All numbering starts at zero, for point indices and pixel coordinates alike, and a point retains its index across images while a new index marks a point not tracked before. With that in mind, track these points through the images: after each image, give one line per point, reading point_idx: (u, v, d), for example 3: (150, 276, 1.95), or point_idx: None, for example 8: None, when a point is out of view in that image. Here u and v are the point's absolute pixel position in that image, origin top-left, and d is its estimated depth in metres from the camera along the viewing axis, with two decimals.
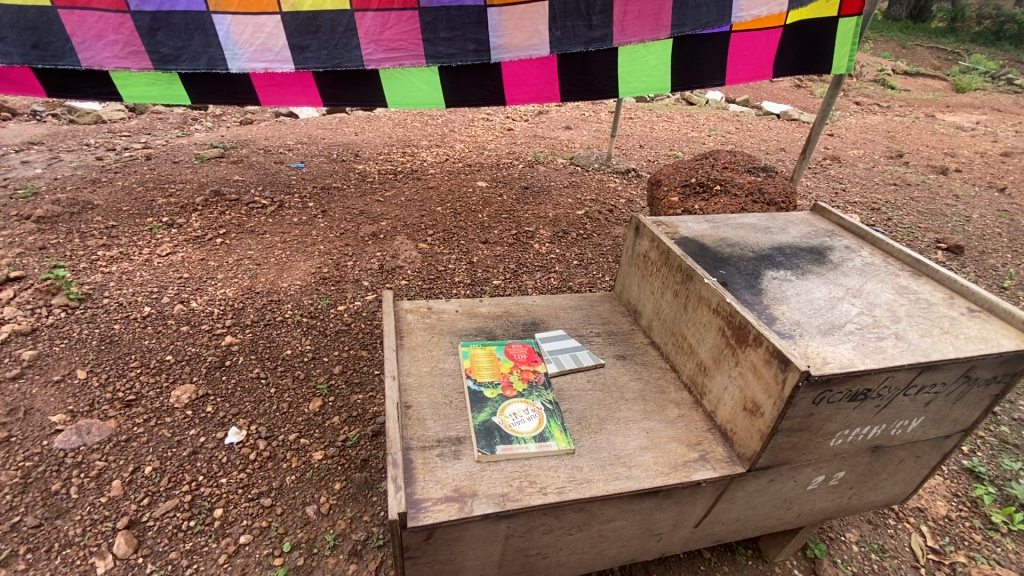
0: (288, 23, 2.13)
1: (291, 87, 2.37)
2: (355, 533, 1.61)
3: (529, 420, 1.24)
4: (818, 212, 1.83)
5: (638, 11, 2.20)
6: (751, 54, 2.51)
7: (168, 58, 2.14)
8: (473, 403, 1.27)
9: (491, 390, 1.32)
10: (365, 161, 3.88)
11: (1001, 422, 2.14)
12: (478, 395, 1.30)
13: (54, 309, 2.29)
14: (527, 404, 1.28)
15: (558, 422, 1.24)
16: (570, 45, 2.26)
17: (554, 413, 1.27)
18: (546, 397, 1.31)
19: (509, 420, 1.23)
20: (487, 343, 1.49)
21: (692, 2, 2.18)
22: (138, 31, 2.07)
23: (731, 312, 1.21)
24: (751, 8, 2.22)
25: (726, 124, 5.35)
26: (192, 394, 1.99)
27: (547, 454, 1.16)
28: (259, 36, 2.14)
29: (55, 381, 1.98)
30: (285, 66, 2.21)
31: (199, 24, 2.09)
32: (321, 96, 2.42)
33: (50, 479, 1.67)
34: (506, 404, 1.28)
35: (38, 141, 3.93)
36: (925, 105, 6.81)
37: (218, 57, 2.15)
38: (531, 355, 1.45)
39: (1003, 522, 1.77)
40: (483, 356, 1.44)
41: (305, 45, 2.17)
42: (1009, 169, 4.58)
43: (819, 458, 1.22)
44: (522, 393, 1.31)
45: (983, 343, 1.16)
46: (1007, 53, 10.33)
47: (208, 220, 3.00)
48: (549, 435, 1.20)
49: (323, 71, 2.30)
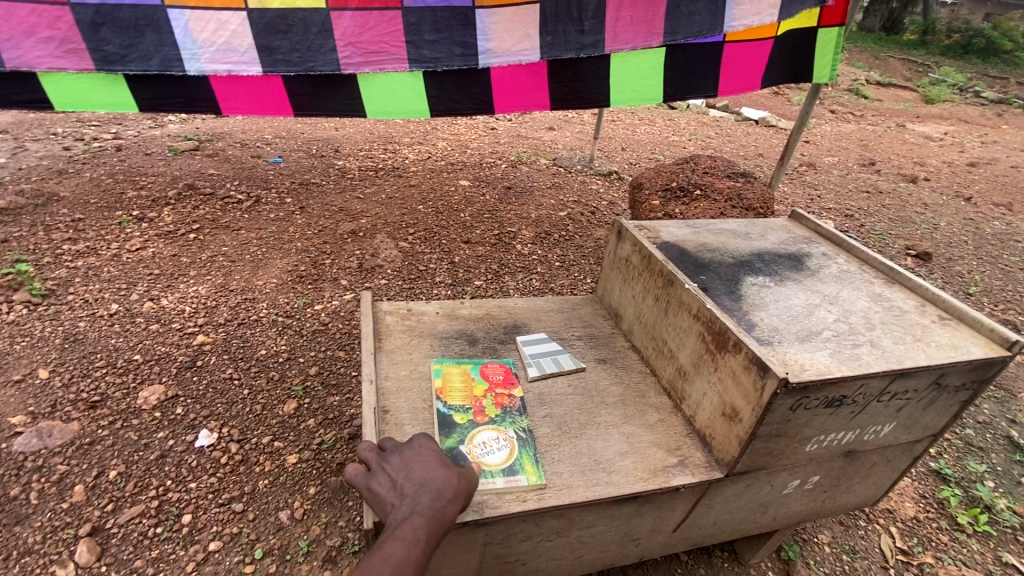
0: (255, 21, 2.09)
1: (255, 94, 2.29)
2: (330, 539, 1.57)
3: (500, 450, 1.16)
4: (796, 219, 1.86)
5: (630, 18, 2.23)
6: (741, 67, 2.55)
7: (113, 57, 2.09)
8: (441, 431, 1.18)
9: (461, 414, 1.24)
10: (344, 157, 3.82)
11: (967, 425, 2.20)
12: (448, 419, 1.22)
13: (14, 306, 2.19)
14: (498, 432, 1.20)
15: (530, 453, 1.16)
16: (560, 51, 2.27)
17: (528, 443, 1.18)
18: (519, 424, 1.24)
19: (479, 449, 1.15)
20: (461, 361, 1.41)
21: (685, 11, 2.21)
22: (79, 25, 2.01)
23: (711, 318, 1.21)
24: (742, 18, 2.26)
25: (706, 129, 5.43)
26: (161, 395, 1.93)
27: (516, 490, 1.08)
28: (222, 34, 2.10)
29: (15, 381, 1.89)
30: (250, 69, 2.18)
31: (151, 20, 2.04)
32: (293, 106, 2.34)
33: (8, 484, 1.60)
34: (475, 432, 1.19)
35: (0, 129, 3.77)
36: (897, 115, 7.02)
37: (173, 57, 2.11)
38: (508, 377, 1.37)
39: (969, 523, 1.83)
40: (456, 375, 1.35)
41: (275, 45, 2.14)
42: (975, 179, 4.75)
43: (795, 463, 1.23)
44: (495, 420, 1.23)
45: (953, 350, 1.19)
46: (974, 66, 10.72)
47: (181, 214, 2.91)
48: (518, 468, 1.12)
49: (293, 76, 2.26)
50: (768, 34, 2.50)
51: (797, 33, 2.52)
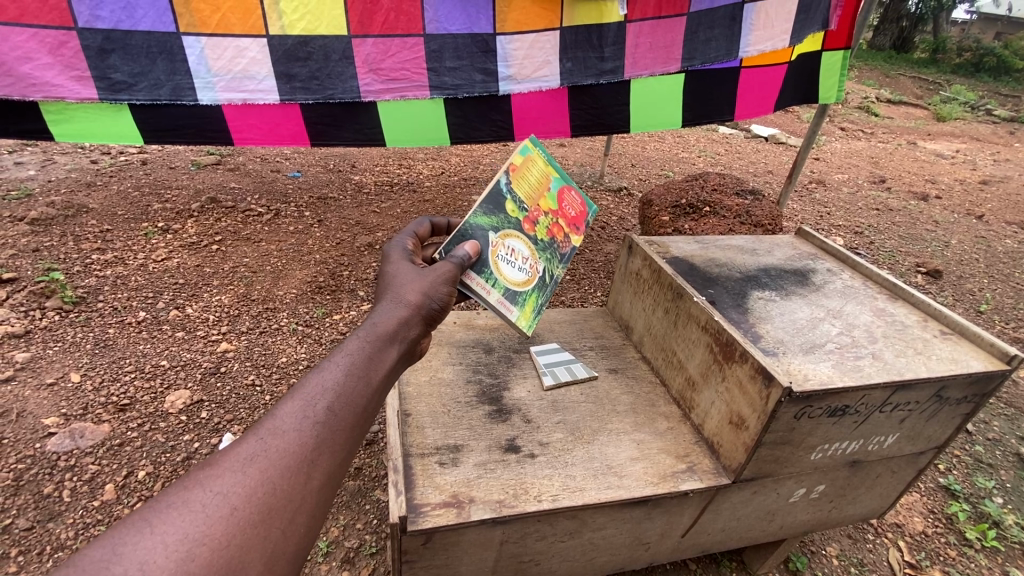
0: (275, 47, 2.20)
1: (277, 123, 2.42)
2: (348, 541, 1.62)
3: (520, 272, 1.29)
4: (802, 236, 1.91)
5: (649, 44, 2.33)
6: (757, 90, 2.65)
7: (120, 85, 2.18)
8: (485, 204, 1.26)
9: (513, 208, 1.30)
10: (361, 172, 3.93)
11: (976, 441, 2.21)
12: (502, 200, 1.29)
13: (47, 312, 2.29)
14: (529, 255, 1.32)
15: (536, 299, 1.32)
16: (580, 77, 2.38)
17: (542, 289, 1.34)
18: (553, 267, 1.36)
19: (503, 254, 1.27)
20: (552, 166, 1.38)
21: (702, 37, 2.33)
22: (86, 51, 2.09)
23: (719, 330, 1.27)
24: (757, 44, 2.37)
25: (716, 146, 5.50)
26: (187, 399, 2.00)
27: (503, 313, 1.25)
28: (239, 61, 2.21)
29: (48, 384, 1.98)
30: (266, 95, 2.29)
31: (164, 47, 2.14)
32: (308, 134, 2.47)
33: (42, 482, 1.68)
34: (511, 234, 1.29)
35: (32, 143, 3.93)
36: (907, 133, 7.06)
37: (185, 85, 2.22)
38: (578, 217, 1.41)
39: (977, 539, 1.84)
40: (537, 170, 1.35)
41: (294, 72, 2.27)
42: (987, 197, 4.76)
43: (800, 472, 1.28)
44: (536, 244, 1.34)
45: (953, 364, 1.24)
46: (986, 85, 10.75)
47: (204, 226, 3.02)
48: (519, 303, 1.28)
49: (311, 104, 2.38)
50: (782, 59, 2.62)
51: (805, 58, 2.66)
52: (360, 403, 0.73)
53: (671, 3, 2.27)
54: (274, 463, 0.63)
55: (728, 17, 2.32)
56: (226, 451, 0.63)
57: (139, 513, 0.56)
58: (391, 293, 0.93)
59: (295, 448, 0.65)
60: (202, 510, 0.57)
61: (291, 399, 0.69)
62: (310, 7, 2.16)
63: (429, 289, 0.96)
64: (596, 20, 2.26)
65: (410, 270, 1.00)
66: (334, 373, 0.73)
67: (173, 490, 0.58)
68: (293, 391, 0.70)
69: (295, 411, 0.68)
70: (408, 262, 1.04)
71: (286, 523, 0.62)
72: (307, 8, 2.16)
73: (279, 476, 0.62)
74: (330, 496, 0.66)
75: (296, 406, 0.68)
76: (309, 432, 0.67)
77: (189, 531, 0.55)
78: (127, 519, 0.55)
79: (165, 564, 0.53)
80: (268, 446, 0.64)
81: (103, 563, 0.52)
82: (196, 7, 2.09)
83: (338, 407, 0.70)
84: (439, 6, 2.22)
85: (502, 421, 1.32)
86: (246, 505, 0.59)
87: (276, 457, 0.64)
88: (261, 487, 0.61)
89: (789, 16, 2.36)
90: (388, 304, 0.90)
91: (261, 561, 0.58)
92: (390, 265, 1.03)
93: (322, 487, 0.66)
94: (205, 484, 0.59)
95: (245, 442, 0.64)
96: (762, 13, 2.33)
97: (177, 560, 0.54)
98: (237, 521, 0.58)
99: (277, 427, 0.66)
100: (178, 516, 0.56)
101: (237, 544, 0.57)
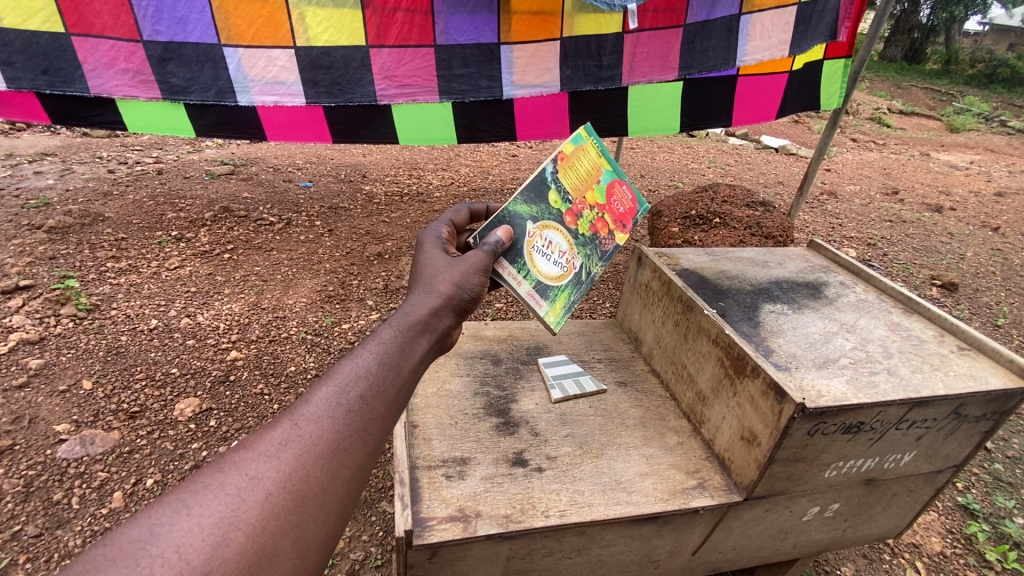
0: (300, 58, 2.25)
1: (304, 127, 2.54)
2: (354, 553, 1.61)
3: (555, 266, 1.29)
4: (814, 248, 1.89)
5: (646, 54, 2.34)
6: (755, 99, 2.65)
7: (177, 89, 2.27)
8: (529, 192, 1.27)
9: (557, 197, 1.30)
10: (372, 183, 3.96)
11: (995, 459, 2.16)
12: (546, 189, 1.29)
13: (62, 319, 2.32)
14: (568, 250, 1.30)
15: (570, 298, 1.29)
16: (579, 83, 2.39)
17: (577, 287, 1.30)
18: (592, 266, 1.31)
19: (538, 245, 1.28)
20: (608, 156, 1.34)
21: (699, 47, 2.33)
22: (150, 60, 2.20)
23: (730, 343, 1.25)
24: (753, 53, 2.34)
25: (725, 157, 5.48)
26: (196, 407, 2.01)
27: (533, 309, 1.26)
28: (270, 70, 2.27)
29: (60, 391, 2.00)
30: (295, 99, 2.34)
31: (211, 57, 2.22)
32: (331, 133, 2.57)
33: (52, 488, 1.69)
34: (550, 226, 1.29)
35: (52, 153, 4.01)
36: (920, 143, 7.01)
37: (228, 88, 2.28)
38: (627, 214, 1.34)
39: (997, 560, 1.79)
40: (588, 160, 1.32)
41: (317, 80, 2.31)
42: (1003, 209, 4.68)
43: (814, 489, 1.25)
44: (576, 239, 1.31)
45: (972, 381, 1.21)
46: (1000, 96, 10.65)
47: (216, 235, 3.05)
48: (549, 299, 1.28)
49: (333, 106, 2.43)
50: (782, 68, 2.59)
51: (805, 67, 2.60)
52: (391, 392, 0.72)
53: (667, 15, 2.28)
54: (308, 449, 0.63)
55: (724, 28, 2.31)
56: (259, 436, 0.63)
57: (174, 495, 0.56)
58: (422, 283, 0.94)
59: (328, 434, 0.64)
60: (237, 494, 0.57)
61: (324, 384, 0.69)
62: (332, 21, 2.21)
63: (460, 279, 0.96)
64: (596, 31, 2.29)
65: (442, 260, 1.00)
66: (367, 361, 0.73)
67: (208, 473, 0.58)
68: (326, 377, 0.70)
69: (328, 397, 0.67)
70: (441, 250, 1.05)
71: (317, 510, 0.61)
72: (330, 22, 2.20)
73: (312, 464, 0.62)
74: (361, 486, 0.65)
75: (329, 393, 0.68)
76: (343, 419, 0.66)
77: (225, 514, 0.56)
78: (163, 500, 0.55)
79: (200, 549, 0.53)
80: (301, 432, 0.63)
81: (138, 543, 0.52)
82: (235, 22, 2.17)
83: (371, 396, 0.70)
84: (450, 19, 2.25)
85: (510, 434, 1.31)
86: (281, 491, 0.59)
87: (310, 443, 0.63)
88: (296, 473, 0.61)
89: (787, 27, 2.31)
90: (419, 295, 0.90)
91: (292, 548, 0.58)
92: (423, 254, 1.04)
93: (354, 476, 0.65)
94: (239, 468, 0.59)
95: (279, 427, 0.63)
96: (758, 26, 2.30)
97: (212, 544, 0.54)
98: (272, 507, 0.58)
99: (311, 413, 0.65)
100: (214, 499, 0.56)
101: (271, 531, 0.57)
